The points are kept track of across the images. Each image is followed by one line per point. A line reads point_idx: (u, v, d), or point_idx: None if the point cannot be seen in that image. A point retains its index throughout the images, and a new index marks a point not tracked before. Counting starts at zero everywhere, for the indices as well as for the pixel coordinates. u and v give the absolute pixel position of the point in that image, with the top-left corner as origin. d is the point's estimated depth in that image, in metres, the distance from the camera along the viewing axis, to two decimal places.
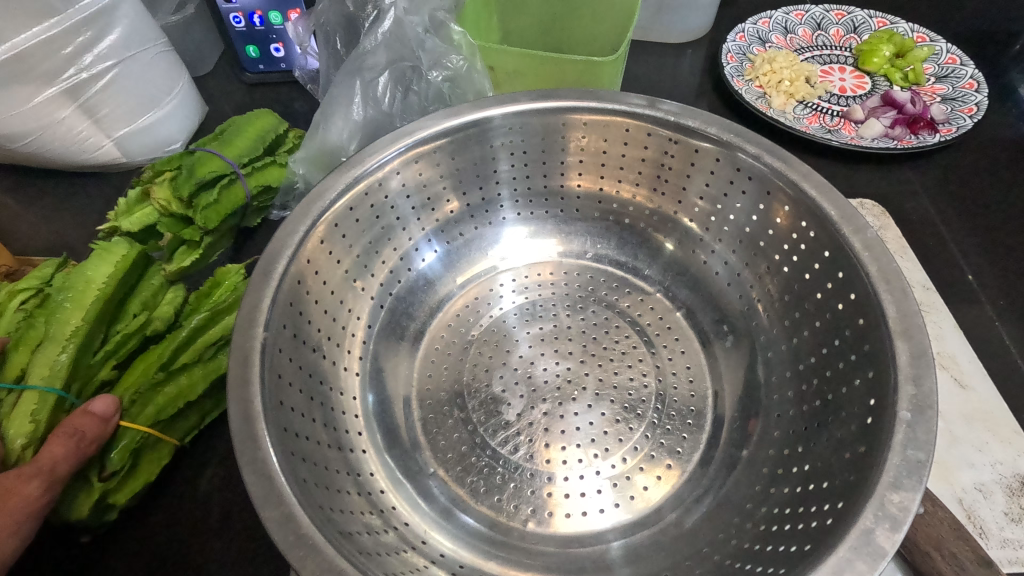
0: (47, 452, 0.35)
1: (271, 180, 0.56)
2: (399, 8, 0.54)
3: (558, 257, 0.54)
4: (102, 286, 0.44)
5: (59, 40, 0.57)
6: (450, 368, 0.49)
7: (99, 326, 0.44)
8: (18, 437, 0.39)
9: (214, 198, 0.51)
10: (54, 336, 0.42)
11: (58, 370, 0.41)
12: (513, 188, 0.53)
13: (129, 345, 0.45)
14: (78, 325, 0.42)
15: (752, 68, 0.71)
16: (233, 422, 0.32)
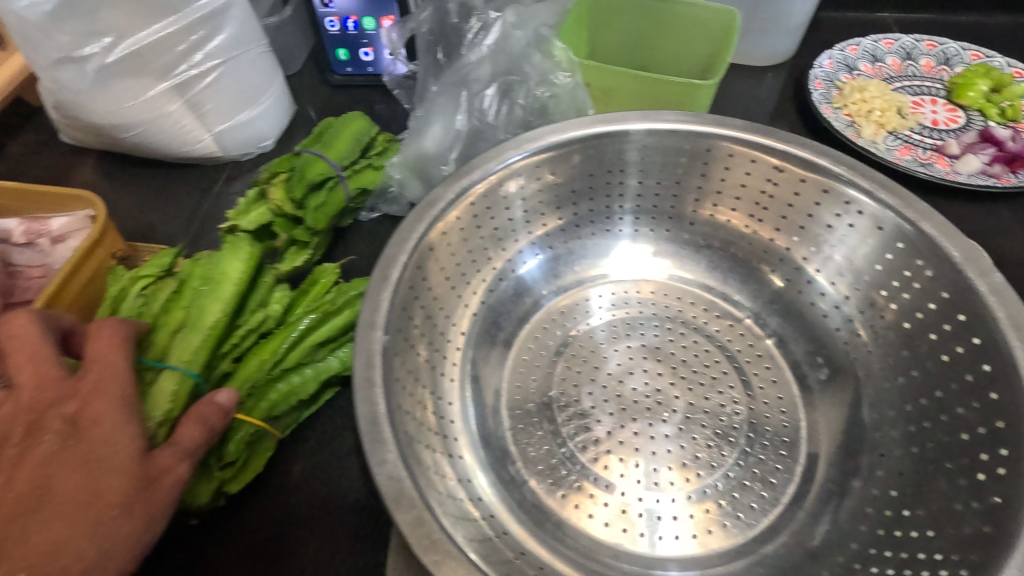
0: (197, 438, 0.38)
1: (370, 183, 0.57)
2: (507, 21, 0.55)
3: (667, 279, 0.54)
4: (237, 280, 0.46)
5: (175, 37, 0.60)
6: (539, 380, 0.50)
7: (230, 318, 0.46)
8: (155, 415, 0.41)
9: (321, 200, 0.53)
10: (195, 325, 0.44)
11: (196, 357, 0.44)
12: (640, 206, 0.53)
13: (244, 341, 0.47)
14: (215, 317, 0.45)
15: (840, 96, 0.71)
16: (361, 423, 0.34)
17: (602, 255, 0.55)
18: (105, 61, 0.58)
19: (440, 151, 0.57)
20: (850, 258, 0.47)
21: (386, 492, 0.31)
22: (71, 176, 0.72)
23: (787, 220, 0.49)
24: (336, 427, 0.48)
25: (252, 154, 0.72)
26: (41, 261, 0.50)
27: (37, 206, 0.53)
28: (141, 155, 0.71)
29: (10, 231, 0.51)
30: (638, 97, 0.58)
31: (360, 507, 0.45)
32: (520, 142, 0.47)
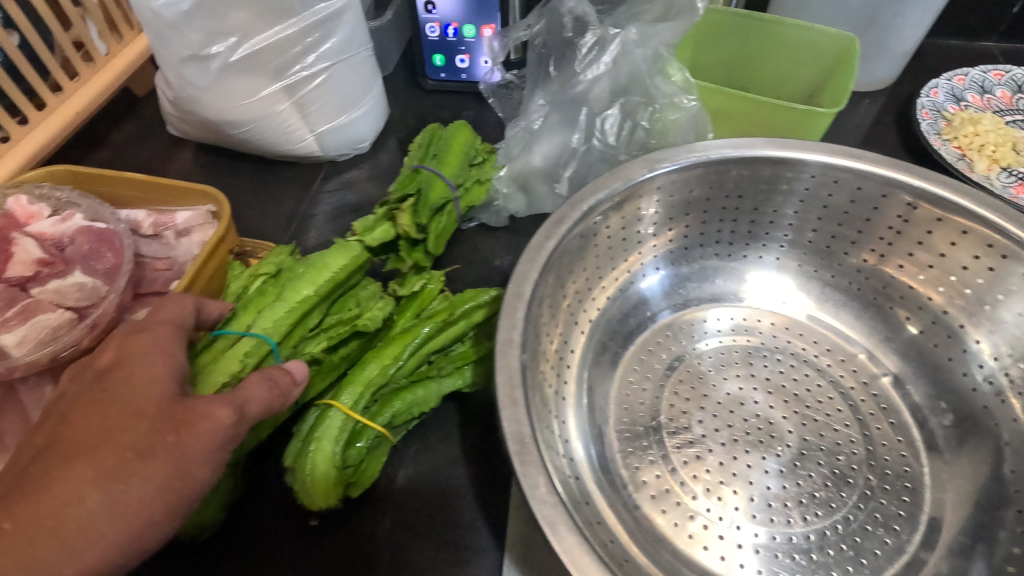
0: (247, 390, 0.36)
1: (475, 199, 0.58)
2: (627, 38, 0.55)
3: (805, 318, 0.53)
4: (334, 273, 0.47)
5: (293, 39, 0.61)
6: (647, 403, 0.49)
7: (322, 304, 0.48)
8: (224, 376, 0.43)
9: (440, 224, 0.54)
10: (286, 299, 0.46)
11: (279, 327, 0.45)
12: (790, 236, 0.53)
13: (339, 332, 0.47)
14: (305, 295, 0.46)
15: (950, 127, 0.68)
16: (509, 442, 0.34)
17: (739, 280, 0.55)
18: (228, 60, 0.60)
19: (550, 165, 0.59)
20: (985, 303, 0.45)
21: (541, 516, 0.32)
22: (171, 167, 0.74)
23: (913, 257, 0.48)
24: (442, 436, 0.49)
25: (348, 155, 0.74)
26: (165, 253, 0.52)
27: (162, 198, 0.54)
28: (241, 151, 0.73)
29: (139, 222, 0.53)
30: (752, 123, 0.57)
31: (469, 519, 0.45)
32: (649, 160, 0.47)
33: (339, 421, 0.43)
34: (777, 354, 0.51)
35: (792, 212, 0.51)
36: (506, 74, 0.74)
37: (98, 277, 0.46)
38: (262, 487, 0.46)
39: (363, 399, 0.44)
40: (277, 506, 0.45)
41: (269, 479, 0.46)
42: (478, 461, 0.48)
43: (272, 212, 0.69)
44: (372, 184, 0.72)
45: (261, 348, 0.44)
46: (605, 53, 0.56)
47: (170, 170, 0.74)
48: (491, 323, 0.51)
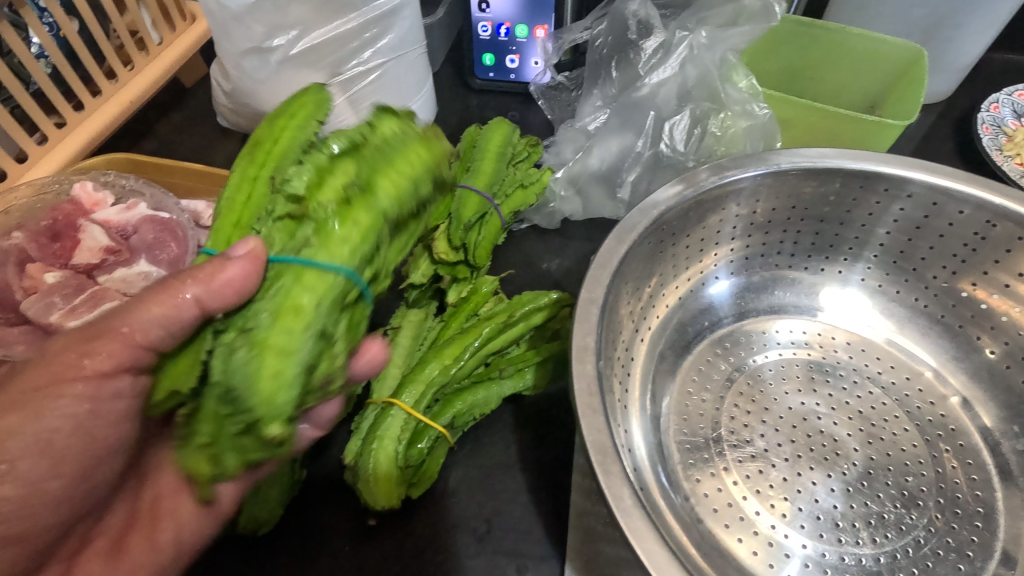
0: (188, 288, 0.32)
1: (521, 204, 0.57)
2: (695, 43, 0.54)
3: (887, 341, 0.52)
4: (355, 141, 0.35)
5: (352, 34, 0.61)
6: (707, 414, 0.48)
7: (321, 191, 0.33)
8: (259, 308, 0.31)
9: (479, 236, 0.53)
10: (297, 177, 0.34)
11: (297, 228, 0.33)
12: (875, 254, 0.51)
13: (339, 235, 0.32)
14: (318, 181, 0.34)
15: (1012, 143, 0.67)
16: (591, 452, 0.33)
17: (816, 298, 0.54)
18: (288, 53, 0.60)
19: (609, 169, 0.58)
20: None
21: (628, 529, 0.31)
22: (219, 158, 0.74)
23: (988, 276, 0.47)
24: (496, 440, 0.48)
25: None
26: None
27: (220, 189, 0.54)
28: None
29: (198, 212, 0.52)
30: (817, 132, 0.56)
31: (526, 525, 0.44)
32: (720, 167, 0.46)
33: (401, 420, 0.43)
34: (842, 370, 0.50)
35: (867, 226, 0.50)
36: (557, 76, 0.73)
37: (164, 267, 0.46)
38: (318, 485, 0.45)
39: (424, 399, 0.44)
40: (334, 505, 0.45)
41: (326, 476, 0.46)
42: (534, 468, 0.47)
43: None
44: None
45: (290, 268, 0.32)
46: (670, 58, 0.55)
47: (218, 161, 0.73)
48: (549, 327, 0.51)
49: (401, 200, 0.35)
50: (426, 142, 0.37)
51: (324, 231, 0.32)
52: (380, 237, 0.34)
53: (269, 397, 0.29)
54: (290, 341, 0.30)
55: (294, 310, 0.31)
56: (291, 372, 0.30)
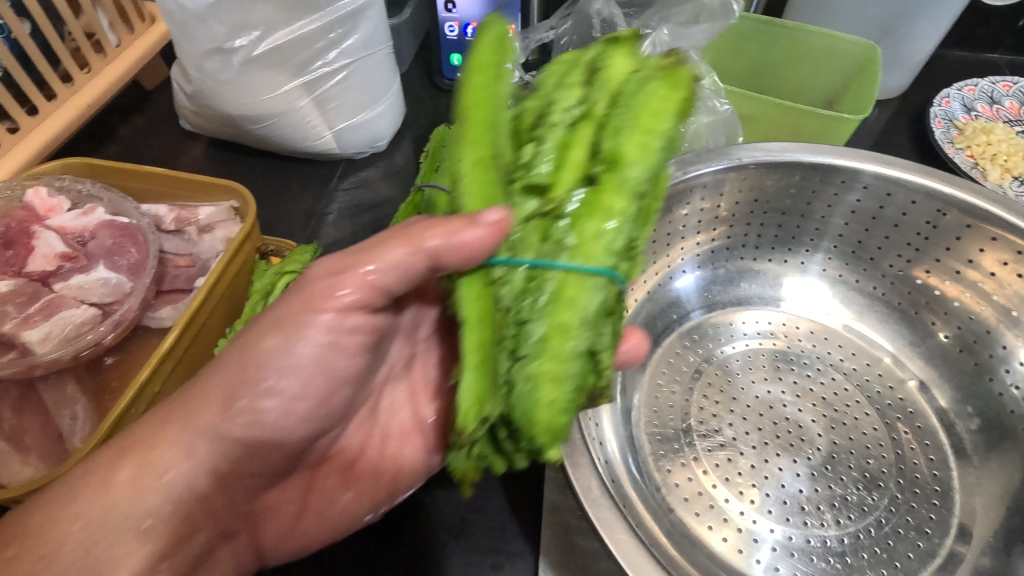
0: (468, 236, 0.30)
1: None
2: (658, 41, 0.55)
3: (844, 327, 0.53)
4: (615, 86, 0.33)
5: (316, 34, 0.60)
6: (677, 405, 0.49)
7: (590, 156, 0.31)
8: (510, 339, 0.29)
9: None
10: (549, 150, 0.32)
11: (564, 204, 0.31)
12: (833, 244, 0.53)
13: (614, 210, 0.30)
14: (581, 150, 0.32)
15: (962, 136, 0.69)
16: (561, 444, 0.34)
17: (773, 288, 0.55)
18: (250, 54, 0.59)
19: None
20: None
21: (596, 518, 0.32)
22: (184, 161, 0.73)
23: (940, 263, 0.49)
24: None
25: (365, 153, 0.73)
26: (187, 250, 0.51)
27: (182, 193, 0.53)
28: (256, 147, 0.72)
29: (160, 217, 0.51)
30: (780, 126, 0.57)
31: (500, 522, 0.44)
32: (683, 162, 0.47)
33: None
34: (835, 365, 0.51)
35: (825, 217, 0.51)
36: (525, 75, 0.74)
37: (124, 272, 0.45)
38: None
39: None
40: None
41: None
42: (510, 465, 0.47)
43: (287, 210, 0.68)
44: (390, 183, 0.71)
45: (556, 277, 0.29)
46: None
47: (183, 165, 0.72)
48: None
49: (654, 169, 0.31)
50: (671, 78, 0.32)
51: (594, 215, 0.30)
52: (636, 222, 0.31)
53: (548, 425, 0.28)
54: (558, 364, 0.28)
55: (562, 328, 0.28)
56: (566, 395, 0.28)
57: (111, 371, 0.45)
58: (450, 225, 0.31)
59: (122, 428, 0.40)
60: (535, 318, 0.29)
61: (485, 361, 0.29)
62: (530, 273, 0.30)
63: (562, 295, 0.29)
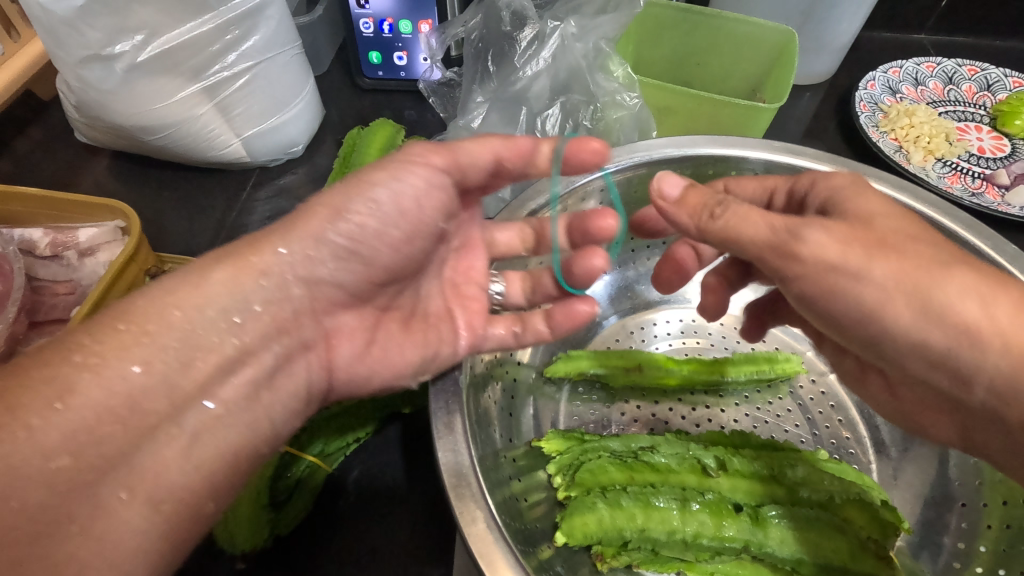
0: (489, 145, 0.37)
1: None
2: (568, 33, 0.53)
3: None
4: (712, 436, 0.40)
5: (210, 37, 0.56)
6: (598, 413, 0.47)
7: (689, 477, 0.38)
8: (595, 538, 0.37)
9: None
10: (672, 469, 0.39)
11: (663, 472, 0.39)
12: None
13: (658, 490, 0.38)
14: (673, 468, 0.39)
15: (887, 119, 0.69)
16: (445, 475, 0.32)
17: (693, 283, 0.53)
18: (136, 60, 0.55)
19: None
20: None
21: (480, 557, 0.30)
22: (85, 178, 0.68)
23: None
24: (382, 462, 0.46)
25: (281, 159, 0.69)
26: (68, 276, 0.47)
27: (62, 214, 0.49)
28: (162, 159, 0.68)
29: (34, 242, 0.48)
30: (695, 117, 0.56)
31: (412, 548, 0.42)
32: None
33: None
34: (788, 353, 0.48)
35: None
36: (447, 72, 0.71)
37: None
38: None
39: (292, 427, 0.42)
40: (202, 546, 0.41)
41: None
42: (425, 483, 0.45)
43: (196, 224, 0.64)
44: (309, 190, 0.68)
45: (655, 530, 0.37)
46: (544, 49, 0.54)
47: (82, 180, 0.67)
48: None
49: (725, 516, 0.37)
50: (731, 437, 0.40)
51: (650, 480, 0.39)
52: (667, 488, 0.38)
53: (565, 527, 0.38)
54: (587, 514, 0.37)
55: (607, 543, 0.37)
56: (592, 522, 0.37)
57: None
58: (516, 145, 0.37)
59: None
60: (624, 496, 0.38)
61: (613, 530, 0.37)
62: (632, 507, 0.37)
63: (638, 510, 0.37)
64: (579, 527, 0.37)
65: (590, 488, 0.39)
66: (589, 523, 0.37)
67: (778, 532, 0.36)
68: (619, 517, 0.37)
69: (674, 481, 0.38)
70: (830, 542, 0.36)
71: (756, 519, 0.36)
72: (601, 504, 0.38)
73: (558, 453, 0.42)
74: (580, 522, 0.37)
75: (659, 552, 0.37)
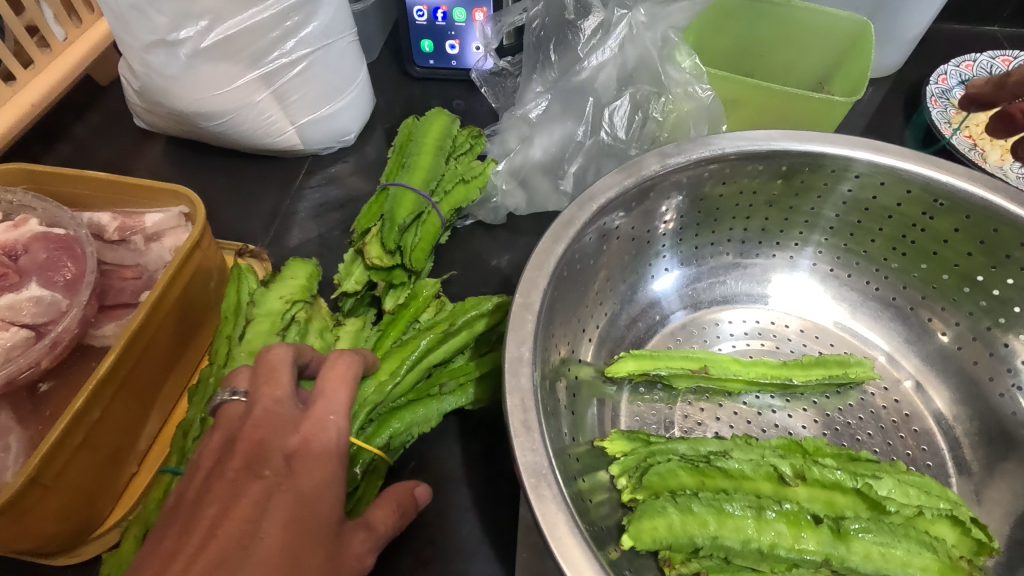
0: (339, 397, 0.38)
1: (462, 200, 0.54)
2: (637, 21, 0.52)
3: (830, 323, 0.50)
4: (780, 443, 0.40)
5: (271, 22, 0.56)
6: (659, 414, 0.46)
7: (763, 484, 0.37)
8: (668, 542, 0.36)
9: (416, 238, 0.50)
10: (744, 474, 0.37)
11: (736, 477, 0.37)
12: (822, 237, 0.49)
13: (732, 496, 0.37)
14: (746, 473, 0.37)
15: (960, 116, 0.66)
16: (523, 474, 0.31)
17: (757, 282, 0.51)
18: (198, 46, 0.55)
19: (551, 159, 0.56)
20: None
21: (563, 560, 0.29)
22: (141, 163, 0.69)
23: (939, 256, 0.45)
24: (440, 456, 0.45)
25: (333, 148, 0.69)
26: (134, 261, 0.48)
27: (128, 199, 0.49)
28: (217, 145, 0.68)
29: (102, 226, 0.48)
30: (765, 111, 0.54)
31: (473, 544, 0.42)
32: (661, 155, 0.44)
33: None
34: (860, 358, 0.46)
35: (816, 209, 0.48)
36: (500, 61, 0.70)
37: (58, 291, 0.43)
38: None
39: (358, 419, 0.41)
40: None
41: None
42: (484, 480, 0.44)
43: (249, 211, 0.64)
44: (360, 179, 0.67)
45: (730, 536, 0.35)
46: (611, 36, 0.52)
47: (139, 165, 0.68)
48: (493, 331, 0.47)
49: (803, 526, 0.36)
50: (800, 446, 0.39)
51: (723, 484, 0.38)
52: (742, 494, 0.37)
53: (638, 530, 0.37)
54: (659, 517, 0.36)
55: (678, 548, 0.36)
56: (667, 525, 0.36)
57: (49, 398, 0.42)
58: (337, 373, 0.39)
59: (58, 460, 0.37)
60: (697, 499, 0.37)
61: (685, 535, 0.36)
62: (707, 513, 0.36)
63: (713, 515, 0.36)
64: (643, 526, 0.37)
65: (660, 488, 0.38)
66: (657, 524, 0.36)
67: (862, 546, 0.34)
68: (692, 521, 0.36)
69: (747, 488, 0.37)
70: (919, 560, 0.34)
71: (839, 531, 0.35)
72: (674, 507, 0.37)
73: (623, 454, 0.41)
74: (650, 522, 0.36)
75: (732, 561, 0.36)
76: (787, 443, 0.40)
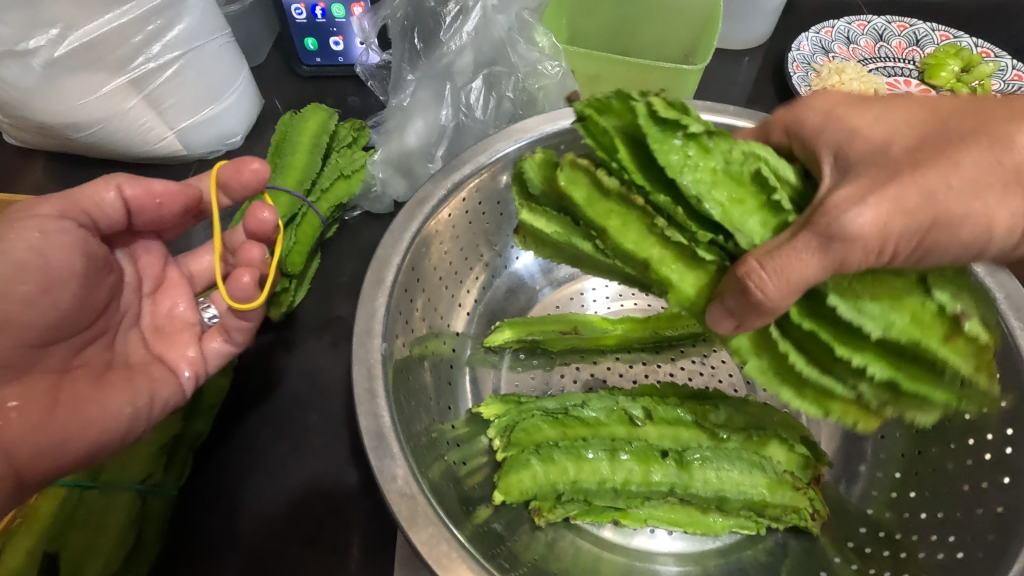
0: None
1: (344, 194, 0.54)
2: (489, 5, 0.54)
3: None
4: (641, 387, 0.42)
5: (131, 27, 0.55)
6: (536, 377, 0.48)
7: (620, 427, 0.40)
8: (533, 494, 0.38)
9: (292, 240, 0.49)
10: (604, 420, 0.40)
11: (593, 425, 0.40)
12: None
13: (590, 442, 0.39)
14: (604, 419, 0.40)
15: (819, 79, 0.70)
16: (366, 440, 0.33)
17: None
18: (53, 55, 0.53)
19: (425, 145, 0.56)
20: None
21: (400, 513, 0.31)
22: (19, 181, 0.67)
23: None
24: (327, 440, 0.46)
25: (219, 152, 0.68)
26: None
27: None
28: (95, 156, 0.66)
29: None
30: (624, 84, 0.57)
31: (357, 520, 0.43)
32: (512, 132, 0.46)
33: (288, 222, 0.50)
34: None
35: None
36: (383, 55, 0.70)
37: None
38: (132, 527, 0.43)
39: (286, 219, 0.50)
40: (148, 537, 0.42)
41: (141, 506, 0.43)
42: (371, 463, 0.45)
43: None
44: None
45: (587, 480, 0.38)
46: (467, 22, 0.55)
47: (15, 183, 0.66)
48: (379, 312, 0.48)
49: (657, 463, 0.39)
50: (656, 388, 0.42)
51: (585, 431, 0.40)
52: (600, 438, 0.39)
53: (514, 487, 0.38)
54: (520, 471, 0.38)
55: (545, 498, 0.39)
56: (531, 477, 0.38)
57: None
58: None
59: None
60: (558, 447, 0.39)
61: (547, 486, 0.38)
62: (568, 459, 0.38)
63: (574, 463, 0.38)
64: (685, 303, 0.33)
65: (528, 441, 0.40)
66: (662, 264, 0.33)
67: (702, 473, 0.37)
68: (699, 181, 0.30)
69: (604, 433, 0.40)
70: (751, 480, 0.38)
71: (681, 463, 0.38)
72: (540, 455, 0.38)
73: (496, 417, 0.43)
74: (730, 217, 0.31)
75: (592, 502, 0.39)
76: (646, 389, 0.42)
